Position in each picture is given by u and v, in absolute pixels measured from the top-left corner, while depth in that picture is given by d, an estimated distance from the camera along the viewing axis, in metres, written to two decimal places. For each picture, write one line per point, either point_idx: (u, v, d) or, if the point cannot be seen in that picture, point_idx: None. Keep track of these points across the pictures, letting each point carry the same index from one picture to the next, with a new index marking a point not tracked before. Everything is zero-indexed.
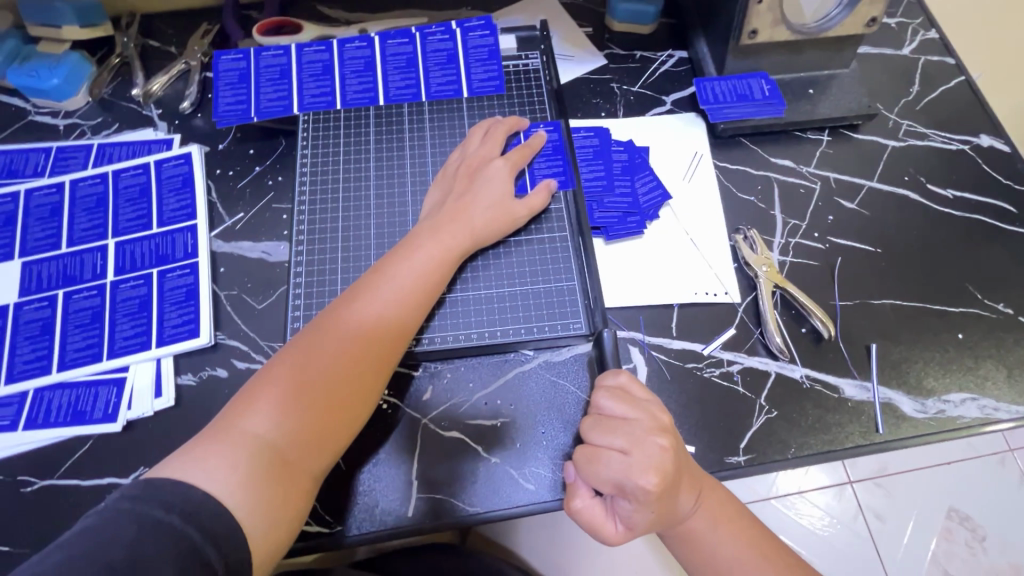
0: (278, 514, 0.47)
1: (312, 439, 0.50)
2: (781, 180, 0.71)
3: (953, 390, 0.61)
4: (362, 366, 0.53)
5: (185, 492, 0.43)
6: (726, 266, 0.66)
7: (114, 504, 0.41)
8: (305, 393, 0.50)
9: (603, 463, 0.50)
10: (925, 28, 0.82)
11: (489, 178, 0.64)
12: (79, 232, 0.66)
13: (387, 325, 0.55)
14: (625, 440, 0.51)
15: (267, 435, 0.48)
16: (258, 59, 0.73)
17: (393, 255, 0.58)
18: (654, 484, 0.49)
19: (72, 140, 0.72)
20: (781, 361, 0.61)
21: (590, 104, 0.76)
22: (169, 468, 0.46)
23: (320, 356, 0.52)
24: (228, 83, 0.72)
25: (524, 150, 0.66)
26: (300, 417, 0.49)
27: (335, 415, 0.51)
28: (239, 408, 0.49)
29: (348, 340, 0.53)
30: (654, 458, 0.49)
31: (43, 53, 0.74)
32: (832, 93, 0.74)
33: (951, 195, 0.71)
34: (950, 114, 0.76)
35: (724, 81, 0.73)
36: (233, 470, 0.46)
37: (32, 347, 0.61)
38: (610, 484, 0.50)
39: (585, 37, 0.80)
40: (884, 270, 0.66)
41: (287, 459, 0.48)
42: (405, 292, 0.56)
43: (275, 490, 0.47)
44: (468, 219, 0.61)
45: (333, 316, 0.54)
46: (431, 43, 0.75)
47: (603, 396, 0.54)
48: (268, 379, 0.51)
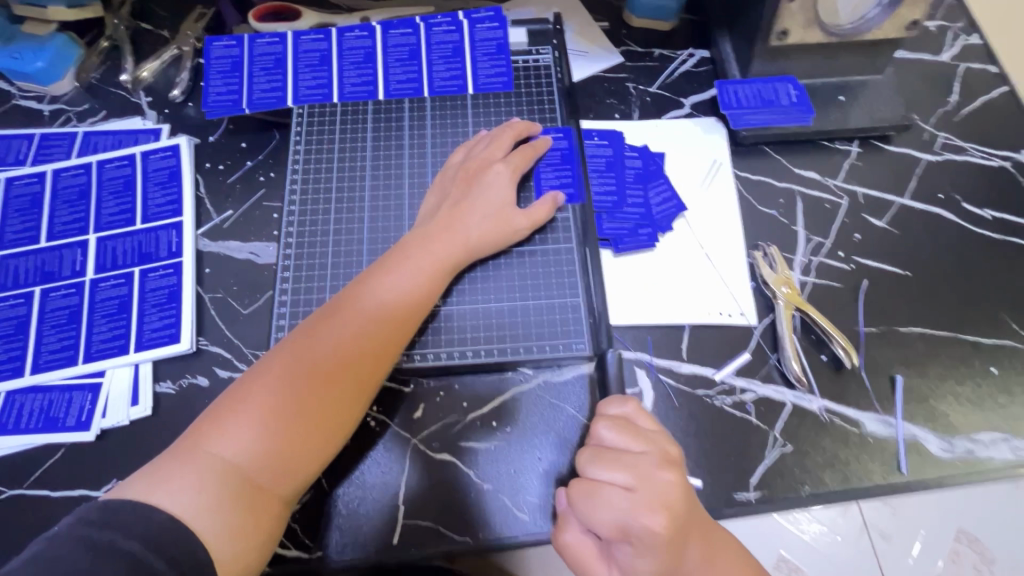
0: (248, 538, 0.43)
1: (288, 460, 0.46)
2: (806, 194, 0.66)
3: (984, 430, 0.56)
4: (344, 384, 0.49)
5: (144, 515, 0.40)
6: (743, 285, 0.61)
7: (68, 530, 0.38)
8: (282, 410, 0.46)
9: (605, 498, 0.45)
10: (967, 32, 0.77)
11: (488, 185, 0.60)
12: (59, 225, 0.63)
13: (374, 339, 0.51)
14: (631, 475, 0.46)
15: (236, 454, 0.44)
16: (252, 46, 0.69)
17: (381, 265, 0.55)
18: (661, 526, 0.44)
19: (57, 127, 0.69)
20: (798, 391, 0.57)
21: (603, 104, 0.71)
22: (128, 489, 0.42)
23: (297, 370, 0.48)
24: (221, 71, 0.68)
25: (529, 154, 0.63)
26: (272, 438, 0.46)
27: (313, 434, 0.47)
28: (209, 425, 0.45)
29: (330, 353, 0.49)
30: (661, 493, 0.45)
31: (28, 34, 0.70)
32: (864, 101, 0.69)
33: (988, 215, 0.66)
34: (991, 127, 0.71)
35: (748, 85, 0.69)
36: (200, 492, 0.42)
37: (4, 346, 0.57)
38: (612, 525, 0.45)
39: (600, 32, 0.75)
40: (915, 295, 0.62)
41: (257, 482, 0.45)
42: (391, 306, 0.52)
43: (244, 512, 0.43)
44: (463, 230, 0.57)
45: (316, 328, 0.50)
46: (436, 35, 0.70)
47: (603, 425, 0.49)
48: (242, 393, 0.47)
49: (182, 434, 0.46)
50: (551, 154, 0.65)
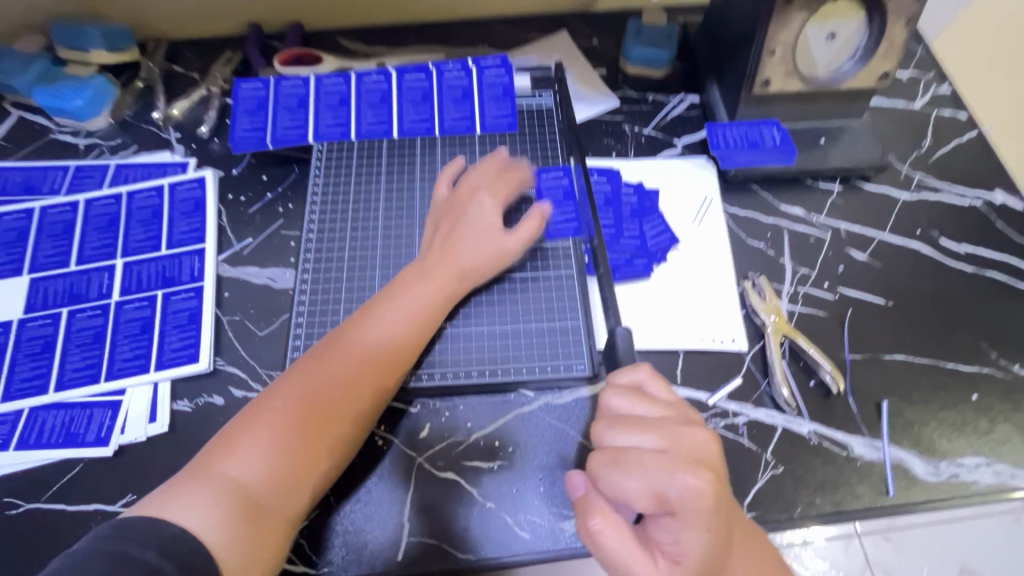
0: (258, 557, 0.45)
1: (295, 480, 0.48)
2: (792, 229, 0.71)
3: (968, 454, 0.59)
4: (349, 409, 0.52)
5: (162, 532, 0.42)
6: (734, 313, 0.65)
7: (87, 546, 0.40)
8: (290, 432, 0.49)
9: (636, 462, 0.44)
10: (938, 82, 0.83)
11: (476, 214, 0.63)
12: (89, 250, 0.67)
13: (378, 367, 0.54)
14: (657, 437, 0.46)
15: (245, 475, 0.47)
16: (277, 87, 0.75)
17: (384, 295, 0.58)
18: (702, 480, 0.43)
19: (90, 159, 0.74)
20: (787, 415, 0.60)
21: (601, 143, 0.76)
22: (143, 511, 0.44)
23: (305, 397, 0.51)
24: (247, 110, 0.73)
25: (510, 182, 0.66)
26: (281, 460, 0.48)
27: (318, 455, 0.50)
28: (219, 450, 0.48)
29: (337, 379, 0.52)
30: (692, 453, 0.45)
31: (70, 75, 0.76)
32: (843, 143, 0.74)
33: (964, 249, 0.70)
34: (963, 169, 0.76)
35: (735, 127, 0.74)
36: (211, 509, 0.44)
37: (30, 365, 0.60)
38: (648, 493, 0.43)
39: (599, 79, 0.82)
40: (897, 324, 0.65)
41: (266, 504, 0.46)
42: (395, 334, 0.56)
43: (254, 531, 0.45)
44: (457, 260, 0.61)
45: (322, 357, 0.53)
46: (447, 79, 0.76)
47: (614, 396, 0.49)
48: (251, 417, 0.50)
49: (192, 459, 0.48)
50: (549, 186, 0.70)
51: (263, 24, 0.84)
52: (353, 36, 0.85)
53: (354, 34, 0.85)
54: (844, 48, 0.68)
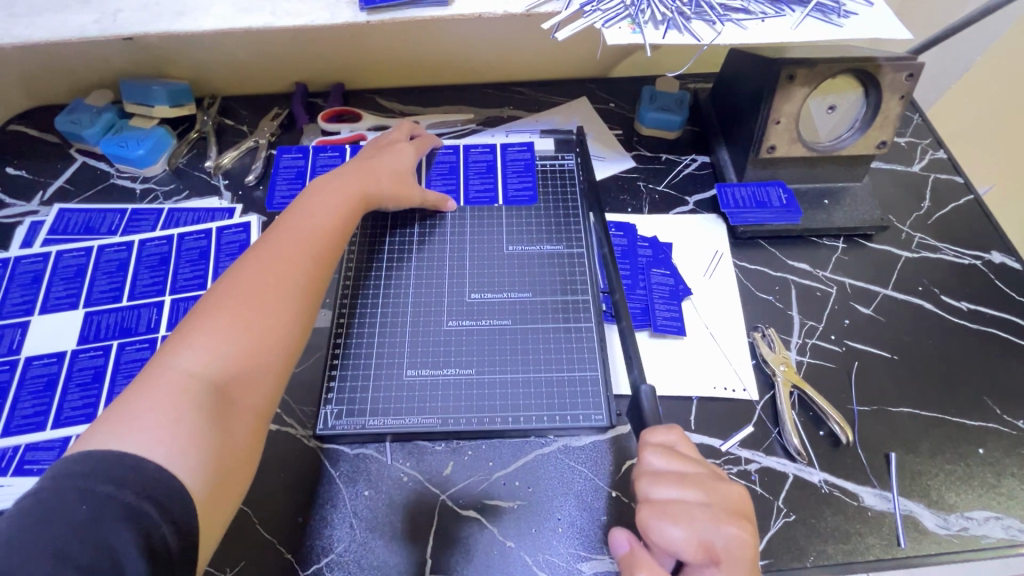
0: (224, 446, 0.46)
1: (248, 365, 0.50)
2: (799, 282, 0.75)
3: (977, 507, 0.60)
4: (288, 296, 0.55)
5: (135, 464, 0.40)
6: (744, 362, 0.68)
7: (56, 485, 0.38)
8: (235, 328, 0.51)
9: (686, 514, 0.46)
10: (933, 148, 0.88)
11: (385, 154, 0.74)
12: (140, 287, 0.72)
13: (308, 253, 0.58)
14: (698, 489, 0.48)
15: (197, 371, 0.47)
16: (315, 158, 0.81)
17: (301, 204, 0.63)
18: (744, 531, 0.47)
19: (146, 203, 0.80)
20: (799, 463, 0.62)
21: (618, 199, 0.82)
22: (94, 439, 0.42)
23: (240, 292, 0.53)
24: (286, 178, 0.80)
25: (425, 142, 0.80)
26: (231, 348, 0.50)
27: (267, 342, 0.52)
28: (160, 357, 0.48)
29: (267, 280, 0.54)
30: (730, 505, 0.48)
31: (133, 126, 0.84)
32: (845, 204, 0.79)
33: (965, 307, 0.73)
34: (961, 230, 0.80)
35: (743, 187, 0.79)
36: (173, 415, 0.44)
37: (81, 394, 0.64)
38: (697, 543, 0.45)
39: (615, 139, 0.88)
40: (903, 377, 0.68)
41: (223, 391, 0.48)
42: (324, 228, 0.61)
43: (213, 418, 0.46)
44: (371, 177, 0.69)
45: (246, 264, 0.56)
46: (473, 155, 0.83)
47: (651, 452, 0.51)
48: (187, 329, 0.50)
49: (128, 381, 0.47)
50: (517, 164, 0.82)
51: (308, 85, 0.92)
52: (389, 95, 0.93)
53: (389, 94, 0.93)
54: (842, 120, 0.75)
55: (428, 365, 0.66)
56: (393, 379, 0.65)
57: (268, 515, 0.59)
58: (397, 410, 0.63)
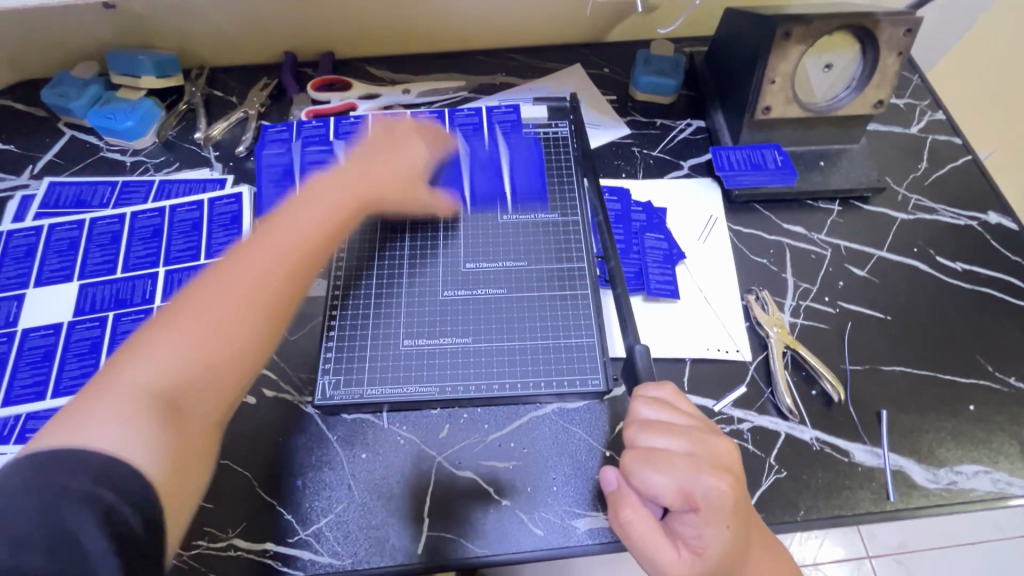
0: (179, 456, 0.44)
1: (212, 372, 0.48)
2: (794, 246, 0.74)
3: (967, 462, 0.61)
4: (254, 306, 0.51)
5: (84, 458, 0.40)
6: (738, 325, 0.68)
7: (16, 472, 0.39)
8: (194, 335, 0.48)
9: (667, 461, 0.47)
10: (933, 109, 0.87)
11: (404, 151, 0.68)
12: (134, 259, 0.72)
13: (283, 259, 0.54)
14: (684, 440, 0.48)
15: (151, 377, 0.46)
16: (298, 127, 0.78)
17: (295, 198, 0.60)
18: (725, 483, 0.46)
19: (136, 176, 0.80)
20: (791, 422, 0.63)
21: (612, 165, 0.81)
22: (51, 436, 0.42)
23: (205, 298, 0.50)
24: (273, 178, 0.74)
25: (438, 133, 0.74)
26: (198, 352, 0.48)
27: (226, 350, 0.49)
28: (124, 355, 0.47)
29: (245, 281, 0.52)
30: (716, 458, 0.48)
31: (120, 98, 0.82)
32: (842, 166, 0.78)
33: (960, 267, 0.73)
34: (959, 191, 0.79)
35: (739, 150, 0.78)
36: (120, 422, 0.43)
37: (79, 364, 0.65)
38: (676, 489, 0.46)
39: (609, 105, 0.87)
40: (896, 337, 0.68)
41: (180, 398, 0.46)
42: (313, 225, 0.58)
43: (169, 425, 0.45)
44: (359, 170, 0.64)
45: (231, 260, 0.53)
46: (459, 116, 0.81)
47: (644, 403, 0.51)
48: (152, 329, 0.48)
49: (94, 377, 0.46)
50: (504, 123, 0.80)
51: (297, 54, 0.90)
52: (380, 64, 0.91)
53: (380, 62, 0.92)
54: (840, 78, 0.74)
55: (424, 335, 0.65)
56: (390, 348, 0.65)
57: (268, 478, 0.60)
58: (394, 379, 0.63)
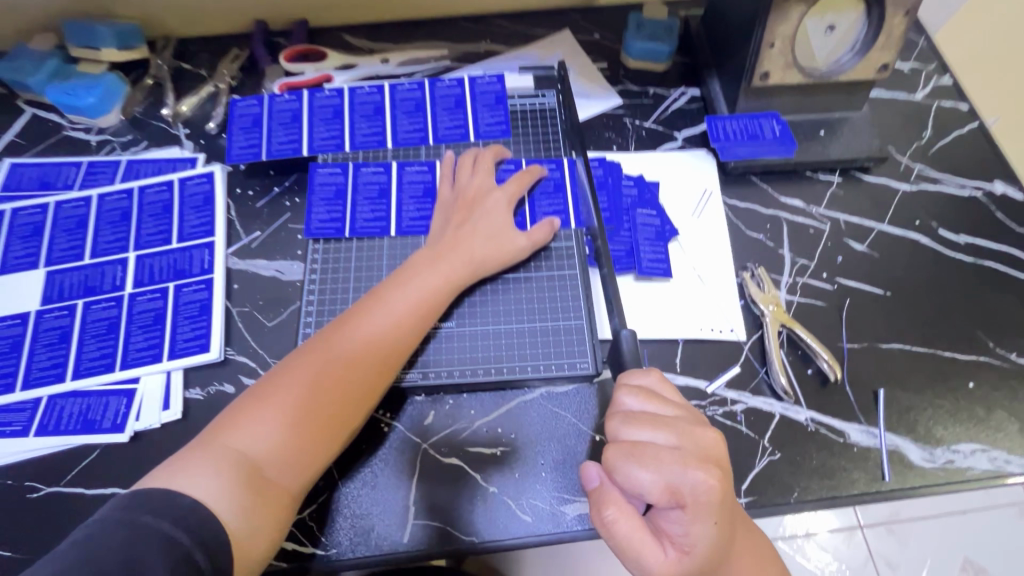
0: (258, 526, 0.47)
1: (303, 453, 0.50)
2: (791, 220, 0.71)
3: (964, 440, 0.59)
4: (353, 388, 0.54)
5: (172, 501, 0.44)
6: (732, 304, 0.66)
7: (110, 517, 0.42)
8: (297, 410, 0.51)
9: (652, 455, 0.45)
10: (939, 73, 0.83)
11: (488, 213, 0.65)
12: (102, 244, 0.69)
13: (384, 338, 0.56)
14: (669, 432, 0.47)
15: (250, 448, 0.49)
16: (271, 103, 0.75)
17: (389, 283, 0.60)
18: (713, 478, 0.44)
19: (102, 155, 0.76)
20: (786, 402, 0.61)
21: (603, 137, 0.77)
22: (160, 477, 0.47)
23: (314, 375, 0.53)
24: (325, 198, 0.70)
25: (524, 179, 0.68)
26: (295, 433, 0.50)
27: (317, 439, 0.51)
28: (234, 417, 0.50)
29: (340, 363, 0.54)
30: (702, 451, 0.46)
31: (81, 73, 0.78)
32: (842, 135, 0.75)
33: (963, 240, 0.70)
34: (964, 160, 0.76)
35: (735, 120, 0.74)
36: (217, 479, 0.47)
37: (49, 354, 0.62)
38: (662, 485, 0.44)
39: (599, 73, 0.82)
40: (896, 314, 0.66)
41: (269, 474, 0.49)
42: (401, 320, 0.57)
43: (258, 498, 0.47)
44: (467, 251, 0.63)
45: (334, 330, 0.56)
46: (439, 89, 0.77)
47: (629, 393, 0.50)
48: (260, 396, 0.51)
49: (208, 425, 0.51)
50: (487, 96, 0.77)
51: (269, 23, 0.85)
52: (357, 32, 0.86)
53: (357, 30, 0.86)
54: (843, 40, 0.69)
55: None
56: None
57: None
58: None
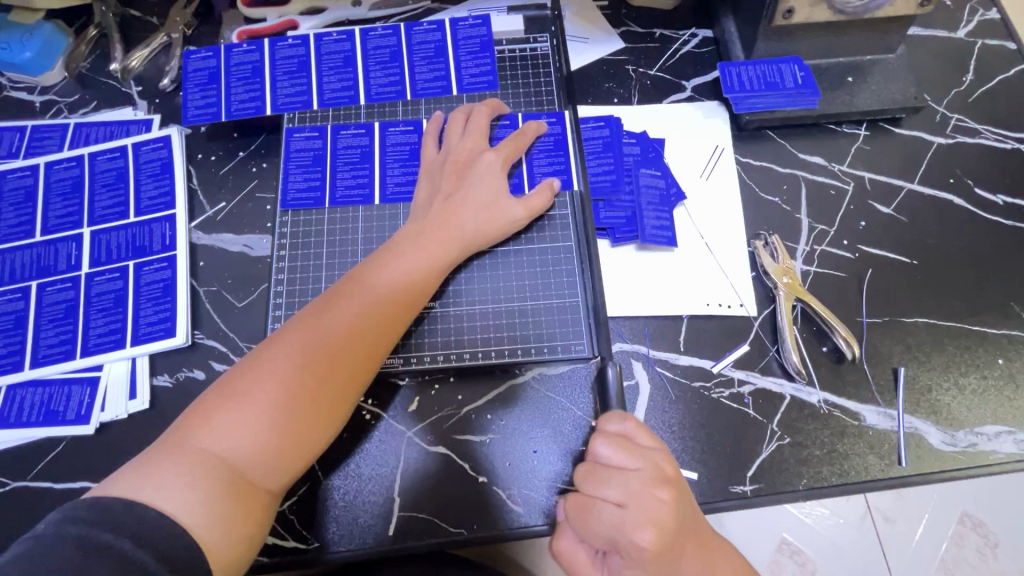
0: (240, 533, 0.43)
1: (281, 453, 0.46)
2: (810, 180, 0.64)
3: (989, 422, 0.55)
4: (340, 377, 0.49)
5: (137, 514, 0.39)
6: (743, 275, 0.60)
7: (56, 531, 0.37)
8: (276, 404, 0.46)
9: (591, 511, 0.43)
10: (985, 7, 0.73)
11: (478, 178, 0.59)
12: (54, 219, 0.63)
13: (371, 321, 0.51)
14: (619, 490, 0.43)
15: (225, 449, 0.44)
16: (228, 56, 0.67)
17: (370, 261, 0.55)
18: (648, 547, 0.41)
19: (48, 118, 0.68)
20: (797, 383, 0.56)
21: (602, 88, 0.69)
22: (120, 485, 0.42)
23: (292, 365, 0.47)
24: (302, 165, 0.64)
25: (519, 141, 0.61)
26: (271, 431, 0.45)
27: (298, 436, 0.47)
28: (201, 417, 0.45)
29: (319, 351, 0.48)
30: (651, 517, 0.42)
31: (15, 23, 0.69)
32: (872, 82, 0.66)
33: (1001, 201, 0.63)
34: (1007, 108, 0.68)
35: (752, 66, 0.66)
36: (191, 484, 0.42)
37: (4, 341, 0.58)
38: (598, 538, 0.43)
39: (599, 13, 0.73)
40: (922, 284, 0.60)
41: (246, 476, 0.44)
42: (385, 300, 0.52)
43: (236, 504, 0.43)
44: (455, 222, 0.57)
45: (311, 315, 0.50)
46: (417, 35, 0.68)
47: (600, 439, 0.46)
48: (232, 390, 0.46)
49: (170, 426, 0.46)
50: (470, 42, 0.68)
51: None
52: None
53: None
54: None
55: None
56: None
57: None
58: None
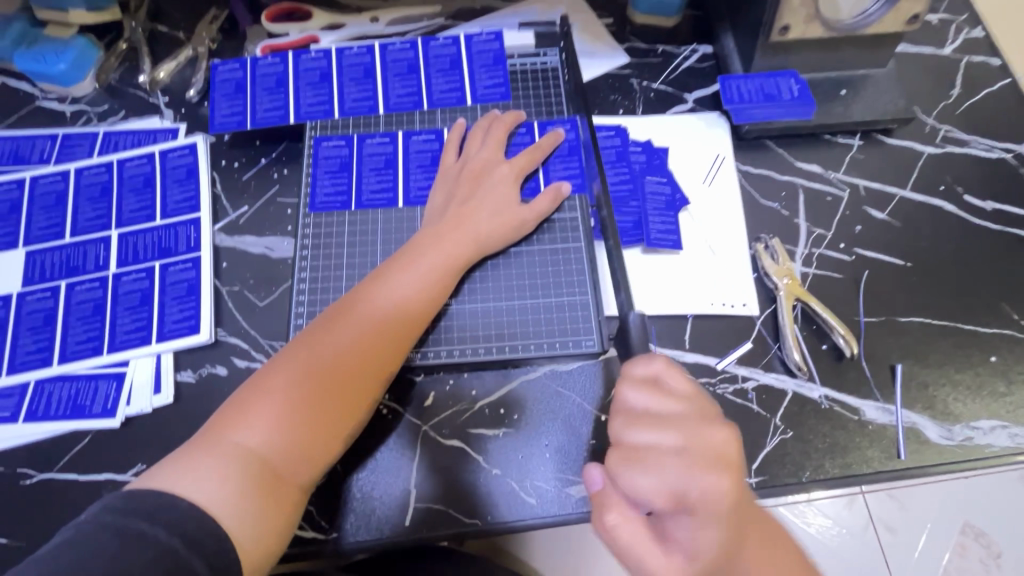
0: (269, 528, 0.45)
1: (308, 450, 0.48)
2: (808, 186, 0.67)
3: (984, 416, 0.57)
4: (364, 375, 0.51)
5: (169, 503, 0.41)
6: (745, 277, 0.63)
7: (95, 518, 0.39)
8: (303, 402, 0.48)
9: (653, 461, 0.44)
10: (970, 25, 0.77)
11: (495, 185, 0.62)
12: (83, 221, 0.66)
13: (392, 322, 0.53)
14: (676, 432, 0.45)
15: (256, 445, 0.46)
16: (254, 68, 0.71)
17: (391, 264, 0.57)
18: (722, 480, 0.44)
19: (78, 126, 0.71)
20: (798, 378, 0.58)
21: (608, 100, 0.72)
22: (158, 478, 0.44)
23: (319, 365, 0.50)
24: (328, 171, 0.67)
25: (534, 153, 0.65)
26: (299, 428, 0.47)
27: (325, 432, 0.48)
28: (234, 415, 0.47)
29: (344, 350, 0.51)
30: (713, 449, 0.45)
31: (49, 37, 0.73)
32: (865, 95, 0.70)
33: (990, 207, 0.66)
34: (993, 119, 0.71)
35: (750, 79, 0.69)
36: (223, 479, 0.44)
37: (34, 338, 0.60)
38: (665, 490, 0.43)
39: (604, 30, 0.77)
40: (916, 285, 0.63)
41: (275, 472, 0.46)
42: (405, 302, 0.55)
43: (266, 499, 0.45)
44: (472, 226, 0.60)
45: (336, 318, 0.53)
46: (433, 49, 0.72)
47: (631, 387, 0.48)
48: (261, 389, 0.48)
49: (205, 423, 0.48)
50: (484, 56, 0.72)
51: None
52: None
53: None
54: None
55: None
56: None
57: None
58: None
